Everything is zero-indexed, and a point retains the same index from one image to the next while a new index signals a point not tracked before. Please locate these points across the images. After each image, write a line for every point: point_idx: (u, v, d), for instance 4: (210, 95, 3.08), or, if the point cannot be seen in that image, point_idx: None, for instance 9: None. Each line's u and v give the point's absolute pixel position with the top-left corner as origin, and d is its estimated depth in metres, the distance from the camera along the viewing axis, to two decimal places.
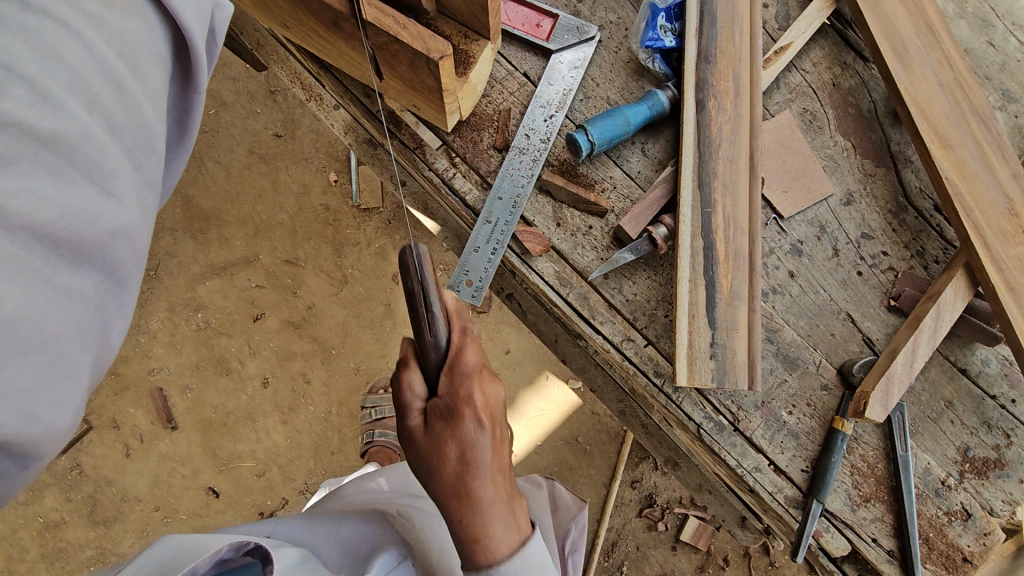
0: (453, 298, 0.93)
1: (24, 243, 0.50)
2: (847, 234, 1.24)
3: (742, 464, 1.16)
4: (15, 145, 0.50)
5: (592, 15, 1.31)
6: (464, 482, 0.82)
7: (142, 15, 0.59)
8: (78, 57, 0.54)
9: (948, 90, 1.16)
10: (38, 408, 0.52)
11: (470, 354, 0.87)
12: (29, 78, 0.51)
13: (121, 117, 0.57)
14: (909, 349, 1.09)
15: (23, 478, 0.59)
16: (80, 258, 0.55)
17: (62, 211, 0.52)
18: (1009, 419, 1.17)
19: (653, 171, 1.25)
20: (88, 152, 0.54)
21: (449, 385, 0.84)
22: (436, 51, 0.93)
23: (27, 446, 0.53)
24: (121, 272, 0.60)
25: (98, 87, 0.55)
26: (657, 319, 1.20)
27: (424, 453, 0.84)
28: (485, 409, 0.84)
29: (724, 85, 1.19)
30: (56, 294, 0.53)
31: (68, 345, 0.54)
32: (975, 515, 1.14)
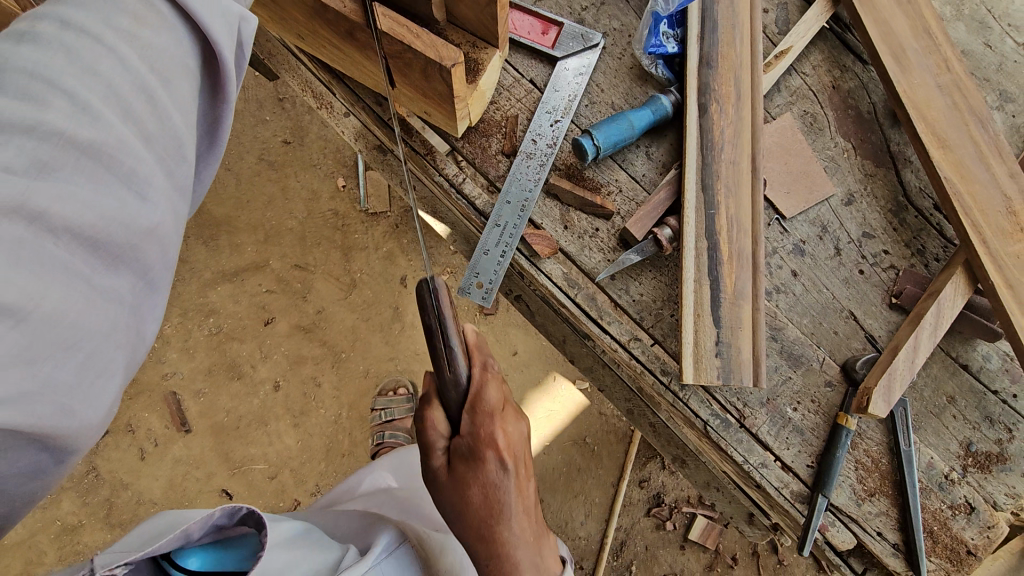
0: (474, 333, 0.99)
1: (65, 244, 0.54)
2: (849, 233, 1.27)
3: (748, 460, 1.18)
4: (60, 154, 0.53)
5: (596, 23, 1.34)
6: (487, 522, 0.88)
7: (171, 31, 0.63)
8: (111, 71, 0.57)
9: (945, 91, 1.19)
10: (74, 400, 0.56)
11: (489, 393, 0.91)
12: (70, 91, 0.55)
13: (154, 126, 0.60)
14: (911, 345, 1.11)
15: (65, 465, 0.63)
16: (117, 260, 0.58)
17: (100, 214, 0.55)
18: (1010, 413, 1.20)
19: (657, 174, 1.28)
20: (124, 159, 0.57)
21: (472, 424, 0.89)
22: (448, 58, 0.96)
23: (64, 439, 0.57)
24: (153, 274, 0.63)
25: (131, 97, 0.58)
26: (663, 319, 1.23)
27: (450, 493, 0.90)
28: (507, 448, 0.89)
29: (726, 89, 1.22)
30: (91, 294, 0.56)
31: (103, 344, 0.58)
32: (978, 509, 1.16)
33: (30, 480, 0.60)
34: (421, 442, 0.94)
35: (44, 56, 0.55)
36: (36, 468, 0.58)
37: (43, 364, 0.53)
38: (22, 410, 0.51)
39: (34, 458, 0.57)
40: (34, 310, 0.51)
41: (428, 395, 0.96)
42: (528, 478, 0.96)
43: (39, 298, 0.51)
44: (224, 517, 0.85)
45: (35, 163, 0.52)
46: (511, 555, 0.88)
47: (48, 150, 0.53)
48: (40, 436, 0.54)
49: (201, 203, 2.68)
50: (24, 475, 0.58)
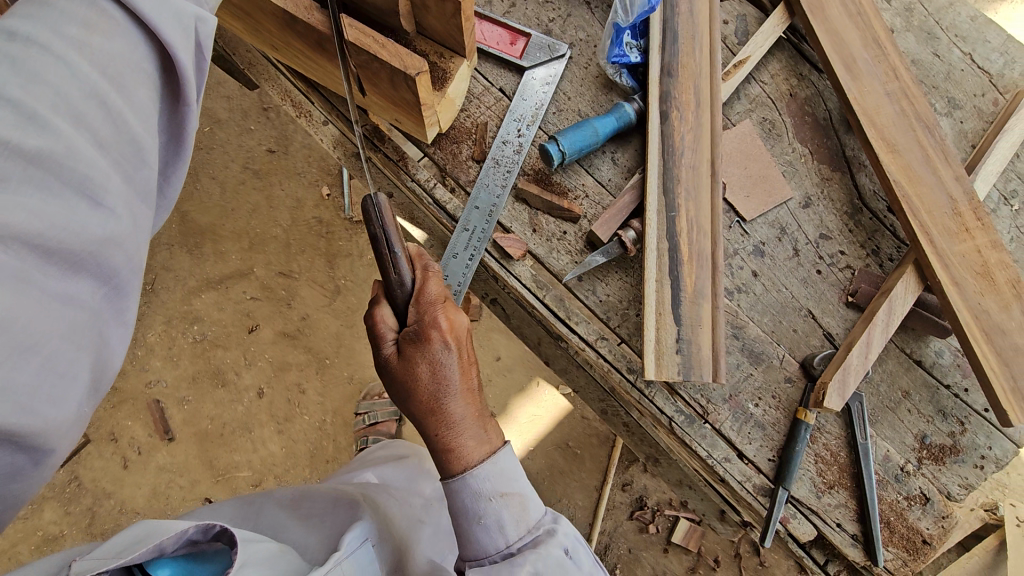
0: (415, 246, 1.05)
1: (16, 250, 0.55)
2: (807, 235, 1.31)
3: (712, 455, 1.21)
4: (5, 165, 0.55)
5: (562, 33, 1.39)
6: (435, 396, 0.92)
7: (125, 35, 0.65)
8: (61, 79, 0.59)
9: (894, 98, 1.24)
10: (36, 402, 0.59)
11: (432, 285, 0.98)
12: (15, 101, 0.56)
13: (106, 133, 0.62)
14: (864, 342, 1.16)
15: (43, 472, 0.66)
16: (74, 265, 0.60)
17: (50, 221, 0.57)
18: (963, 407, 1.24)
19: (623, 178, 1.32)
20: (75, 166, 0.59)
21: (417, 313, 0.95)
22: (412, 67, 1.00)
23: (32, 438, 0.59)
24: (118, 280, 0.65)
25: (83, 104, 0.60)
26: (629, 318, 1.27)
27: (400, 373, 0.94)
28: (452, 332, 0.94)
29: (686, 97, 1.27)
30: (45, 299, 0.58)
31: (65, 348, 0.60)
32: (932, 500, 1.20)
33: (10, 481, 0.63)
34: (372, 337, 0.98)
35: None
36: (13, 469, 0.61)
37: (1, 368, 0.55)
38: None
39: (7, 459, 0.60)
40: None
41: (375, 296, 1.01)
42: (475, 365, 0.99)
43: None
44: (198, 532, 0.83)
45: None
46: (460, 448, 0.92)
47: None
48: (5, 434, 0.57)
49: (185, 211, 2.69)
50: (2, 475, 0.61)
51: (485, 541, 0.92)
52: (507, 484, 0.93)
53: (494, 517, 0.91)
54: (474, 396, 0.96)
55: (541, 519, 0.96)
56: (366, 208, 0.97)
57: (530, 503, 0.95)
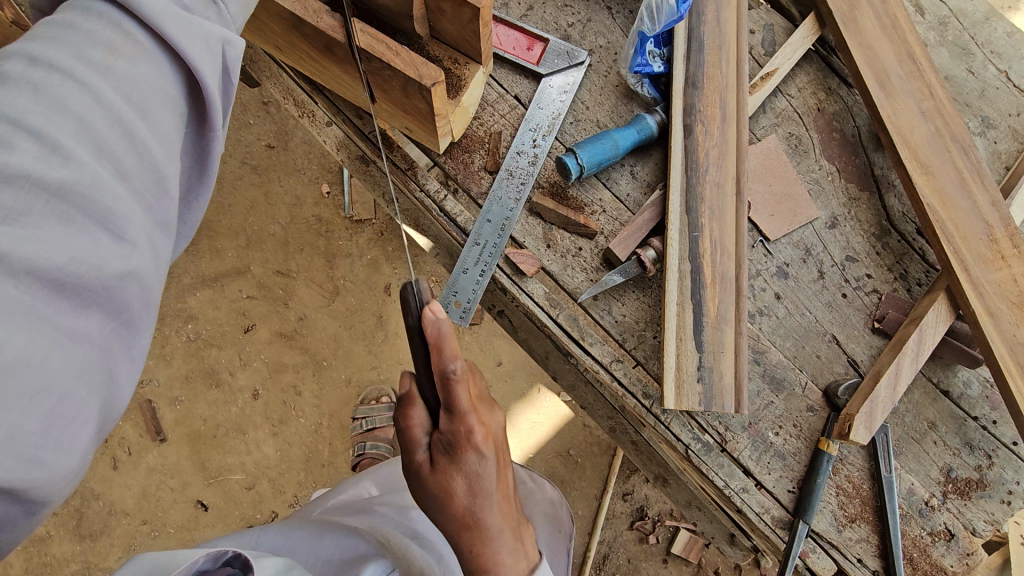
0: (435, 327, 0.84)
1: (30, 288, 0.52)
2: (832, 256, 1.26)
3: (729, 484, 1.17)
4: (26, 197, 0.53)
5: (582, 39, 1.33)
6: (471, 513, 0.87)
7: (149, 58, 0.63)
8: (84, 107, 0.57)
9: (929, 117, 1.19)
10: (46, 451, 0.54)
11: (460, 395, 0.84)
12: (37, 131, 0.54)
13: (129, 162, 0.59)
14: (892, 372, 1.11)
15: (34, 519, 0.61)
16: (87, 301, 0.57)
17: (70, 256, 0.54)
18: (990, 440, 1.19)
19: (642, 194, 1.27)
20: (98, 198, 0.56)
21: (449, 424, 0.86)
22: (429, 77, 0.94)
23: (31, 491, 0.55)
24: (130, 316, 0.62)
25: (107, 133, 0.58)
26: (646, 340, 1.22)
27: (433, 485, 0.88)
28: (488, 441, 0.87)
29: (711, 110, 1.21)
30: (60, 337, 0.54)
31: (76, 389, 0.56)
32: (957, 535, 1.15)
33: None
34: (404, 438, 0.91)
35: (9, 94, 0.54)
36: (6, 520, 0.57)
37: (12, 416, 0.51)
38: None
39: (3, 512, 0.56)
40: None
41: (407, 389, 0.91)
42: (505, 465, 0.95)
43: (2, 347, 0.49)
44: (209, 561, 0.80)
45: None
46: (498, 567, 0.89)
47: (12, 193, 0.52)
48: (9, 488, 0.53)
49: None
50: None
51: (446, 404, 0.86)
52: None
53: (460, 385, 0.84)
54: (507, 499, 0.93)
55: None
56: (406, 297, 0.87)
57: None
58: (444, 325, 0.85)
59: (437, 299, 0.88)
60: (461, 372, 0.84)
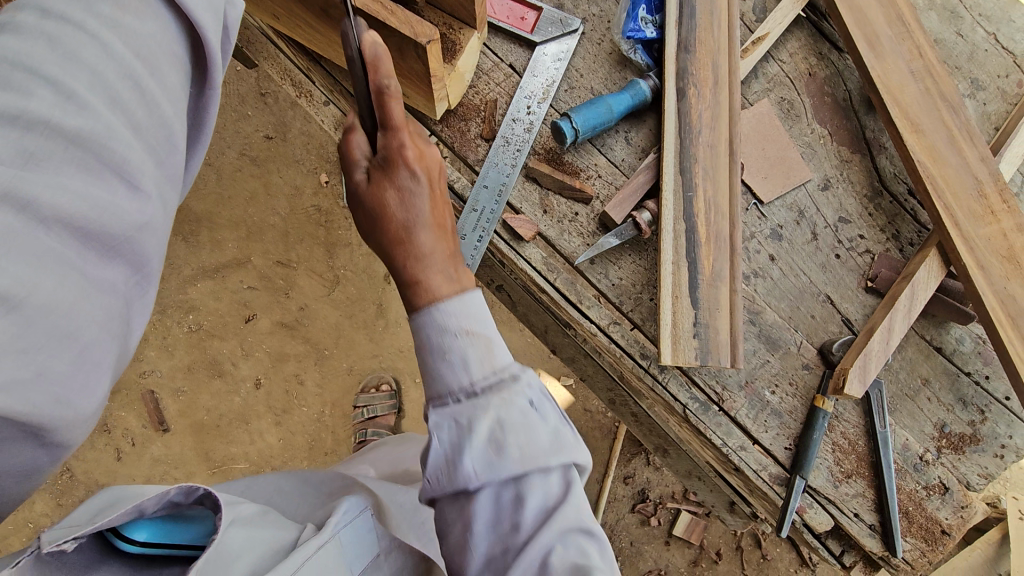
0: (410, 177, 0.83)
1: (56, 234, 0.54)
2: (826, 218, 1.28)
3: (726, 443, 1.18)
4: (44, 143, 0.54)
5: (575, 8, 1.35)
6: (402, 225, 0.82)
7: (156, 14, 0.63)
8: (97, 59, 0.57)
9: (918, 77, 1.21)
10: (70, 393, 0.56)
11: (434, 273, 0.79)
12: (53, 82, 0.55)
13: (144, 116, 0.60)
14: (885, 327, 1.12)
15: (53, 464, 0.63)
16: (107, 250, 0.58)
17: (90, 204, 0.55)
18: (983, 395, 1.21)
19: (637, 159, 1.28)
20: (114, 148, 0.57)
21: (431, 310, 0.81)
22: (423, 35, 0.96)
23: (57, 431, 0.57)
24: (147, 268, 0.63)
25: (121, 87, 0.58)
26: (643, 303, 1.23)
27: (365, 201, 0.84)
28: (422, 164, 0.85)
29: (703, 74, 1.23)
30: (83, 282, 0.56)
31: (98, 336, 0.58)
32: (952, 488, 1.17)
33: (23, 472, 0.60)
34: (345, 164, 0.89)
35: (26, 46, 0.56)
36: (30, 467, 0.60)
37: (37, 356, 0.53)
38: (11, 399, 0.52)
39: (28, 454, 0.58)
40: (24, 297, 0.51)
41: (349, 145, 0.89)
42: (491, 341, 0.87)
43: (27, 286, 0.51)
44: (181, 495, 0.75)
45: (20, 155, 0.53)
46: (430, 283, 0.78)
47: (31, 140, 0.54)
48: (36, 426, 0.55)
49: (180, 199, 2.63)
50: (19, 471, 0.60)
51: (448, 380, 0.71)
52: (475, 323, 0.74)
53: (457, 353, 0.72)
54: (446, 227, 0.86)
55: (509, 364, 0.74)
56: (341, 33, 0.82)
57: (499, 346, 0.74)
58: (382, 46, 0.82)
59: (429, 198, 0.90)
60: (463, 293, 0.81)
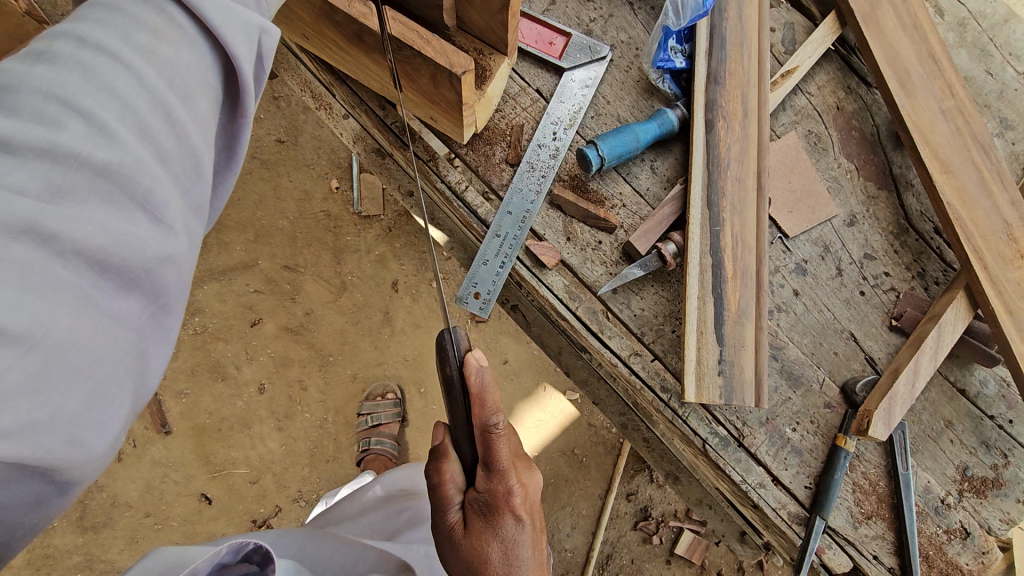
0: (483, 377, 0.90)
1: (75, 268, 0.52)
2: (850, 254, 1.27)
3: (746, 479, 1.17)
4: (73, 176, 0.52)
5: (604, 34, 1.34)
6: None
7: (192, 45, 0.62)
8: (128, 88, 0.56)
9: (949, 117, 1.20)
10: (83, 431, 0.54)
11: (490, 401, 0.90)
12: (84, 110, 0.53)
13: (169, 146, 0.58)
14: (911, 369, 1.11)
15: (64, 501, 0.61)
16: (126, 283, 0.56)
17: (112, 238, 0.54)
18: (1006, 439, 1.20)
19: (662, 188, 1.27)
20: (140, 180, 0.55)
21: (487, 483, 0.91)
22: (458, 66, 0.95)
23: (66, 471, 0.55)
24: (166, 301, 0.61)
25: (150, 116, 0.57)
26: (665, 334, 1.22)
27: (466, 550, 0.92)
28: (525, 506, 0.92)
29: (733, 106, 1.22)
30: (101, 318, 0.54)
31: (114, 371, 0.56)
32: (974, 534, 1.16)
33: (32, 511, 0.57)
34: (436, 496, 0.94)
35: (58, 73, 0.54)
36: (40, 502, 0.57)
37: (54, 396, 0.51)
38: (25, 441, 0.49)
39: (37, 493, 0.55)
40: (43, 337, 0.49)
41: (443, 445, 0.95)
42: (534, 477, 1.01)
43: (49, 326, 0.49)
44: None
45: (47, 187, 0.51)
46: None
47: (59, 172, 0.52)
48: (46, 467, 0.52)
49: None
50: (24, 508, 0.56)
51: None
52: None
53: None
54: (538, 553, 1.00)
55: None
56: None
57: None
58: None
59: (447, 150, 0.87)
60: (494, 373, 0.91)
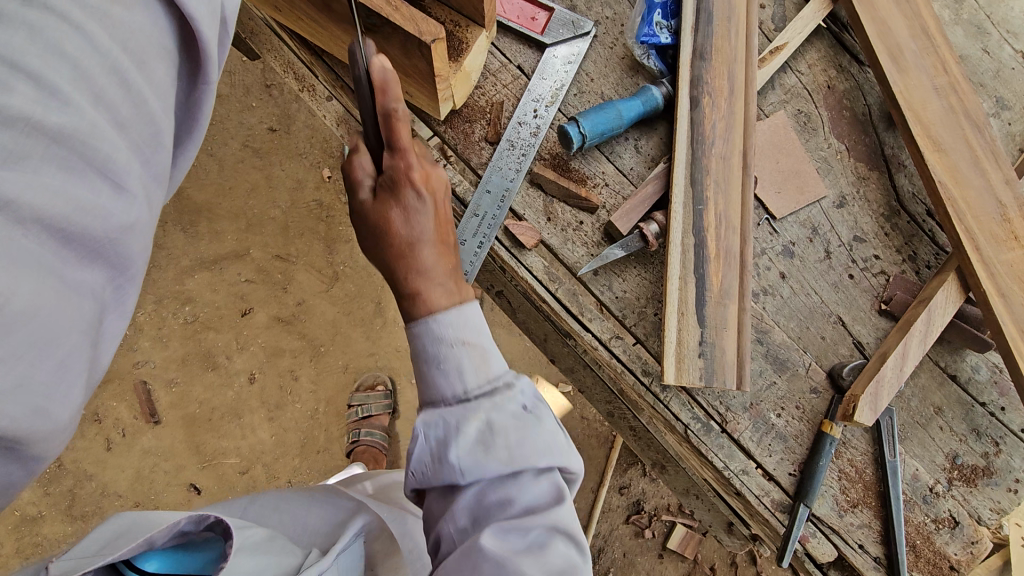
0: None
1: (35, 238, 0.46)
2: (840, 236, 1.24)
3: (729, 466, 1.14)
4: (24, 142, 0.46)
5: (588, 10, 1.30)
6: None
7: (145, 6, 0.53)
8: (81, 51, 0.48)
9: (942, 94, 1.17)
10: (50, 404, 0.50)
11: None
12: (34, 73, 0.46)
13: (135, 111, 0.52)
14: (900, 353, 1.08)
15: (19, 483, 0.55)
16: (89, 253, 0.51)
17: (73, 206, 0.48)
18: (998, 426, 1.16)
19: (646, 168, 1.24)
20: (101, 147, 0.49)
21: None
22: (429, 33, 0.92)
23: (33, 445, 0.50)
24: (130, 270, 0.56)
25: (110, 81, 0.50)
26: (647, 317, 1.19)
27: None
28: None
29: (718, 82, 1.18)
30: (66, 289, 0.49)
31: (80, 340, 0.51)
32: (962, 523, 1.12)
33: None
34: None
35: (1, 34, 0.45)
36: (0, 478, 0.51)
37: (18, 365, 0.46)
38: None
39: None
40: (5, 309, 0.44)
41: None
42: None
43: (10, 299, 0.44)
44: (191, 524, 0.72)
45: None
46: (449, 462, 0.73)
47: (9, 138, 0.45)
48: (10, 441, 0.48)
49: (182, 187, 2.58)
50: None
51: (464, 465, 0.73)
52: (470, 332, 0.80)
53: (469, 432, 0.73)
54: None
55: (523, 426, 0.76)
56: None
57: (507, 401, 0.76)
58: None
59: None
60: None
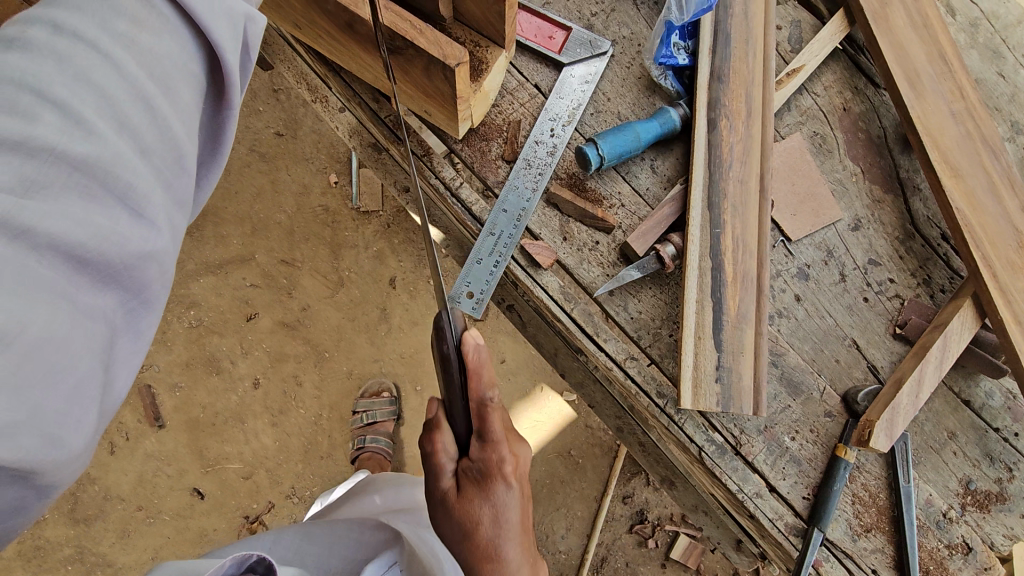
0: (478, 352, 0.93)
1: (52, 264, 0.45)
2: (854, 259, 1.24)
3: (742, 489, 1.14)
4: (48, 171, 0.45)
5: (606, 29, 1.30)
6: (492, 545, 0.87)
7: (174, 34, 0.53)
8: (106, 78, 0.48)
9: (959, 119, 1.17)
10: (64, 432, 0.47)
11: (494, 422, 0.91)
12: (60, 100, 0.46)
13: (153, 136, 0.51)
14: (916, 379, 1.08)
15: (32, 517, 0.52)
16: (108, 277, 0.49)
17: (92, 232, 0.46)
18: (1011, 452, 1.17)
19: (662, 188, 1.24)
20: (122, 174, 0.48)
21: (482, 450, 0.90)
22: (453, 57, 0.92)
23: (49, 475, 0.47)
24: (150, 296, 0.53)
25: (130, 104, 0.49)
26: (662, 338, 1.19)
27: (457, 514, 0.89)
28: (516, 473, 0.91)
29: (736, 105, 1.19)
30: (79, 316, 0.47)
31: (94, 369, 0.48)
32: (975, 549, 1.12)
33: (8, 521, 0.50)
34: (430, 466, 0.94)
35: (30, 62, 0.47)
36: (16, 507, 0.48)
37: (32, 394, 0.44)
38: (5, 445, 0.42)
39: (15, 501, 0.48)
40: (16, 338, 0.42)
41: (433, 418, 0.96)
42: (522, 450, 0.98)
43: (21, 326, 0.42)
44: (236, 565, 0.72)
45: (22, 183, 0.44)
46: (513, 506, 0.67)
47: (32, 166, 0.45)
48: (26, 471, 0.45)
49: None
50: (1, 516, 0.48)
51: None
52: None
53: None
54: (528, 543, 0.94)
55: None
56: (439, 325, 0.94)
57: None
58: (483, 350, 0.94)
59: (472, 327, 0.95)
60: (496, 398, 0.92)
